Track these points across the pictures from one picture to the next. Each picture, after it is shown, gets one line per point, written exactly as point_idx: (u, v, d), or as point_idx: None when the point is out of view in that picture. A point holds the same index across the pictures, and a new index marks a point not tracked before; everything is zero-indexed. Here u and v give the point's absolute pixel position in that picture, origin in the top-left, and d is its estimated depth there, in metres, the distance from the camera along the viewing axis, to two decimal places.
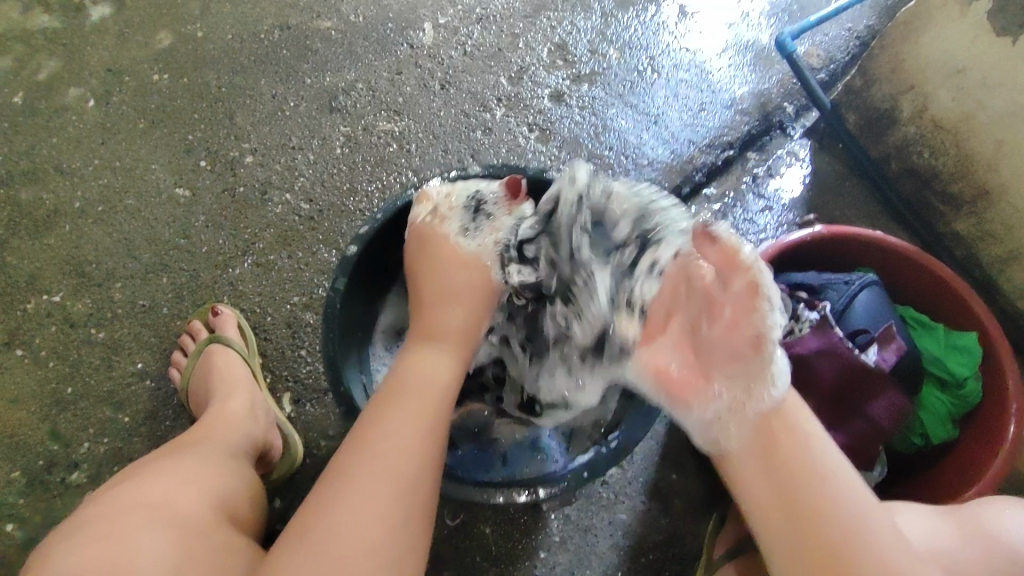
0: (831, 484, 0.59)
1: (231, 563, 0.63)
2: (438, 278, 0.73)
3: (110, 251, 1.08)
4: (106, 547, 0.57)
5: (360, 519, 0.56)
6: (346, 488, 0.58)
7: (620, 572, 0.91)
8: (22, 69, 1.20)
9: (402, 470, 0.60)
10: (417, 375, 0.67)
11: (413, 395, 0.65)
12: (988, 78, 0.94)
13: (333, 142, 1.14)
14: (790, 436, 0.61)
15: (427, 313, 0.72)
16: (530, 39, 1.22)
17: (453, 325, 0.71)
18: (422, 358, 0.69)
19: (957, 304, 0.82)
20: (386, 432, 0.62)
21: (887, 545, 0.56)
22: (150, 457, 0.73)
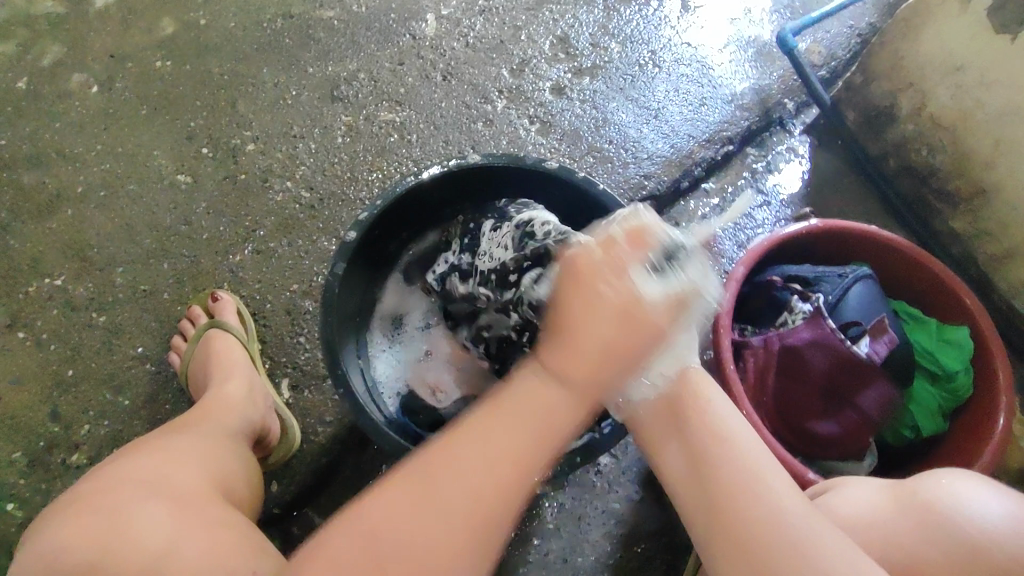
0: (733, 467, 0.57)
1: (232, 532, 0.62)
2: (604, 301, 0.53)
3: (112, 236, 1.09)
4: (96, 522, 0.59)
5: (417, 524, 0.51)
6: (421, 501, 0.52)
7: (612, 559, 0.92)
8: (26, 54, 1.20)
9: (480, 512, 0.52)
10: (525, 406, 0.54)
11: (521, 432, 0.54)
12: (986, 75, 0.94)
13: (334, 132, 1.15)
14: (711, 433, 0.60)
15: (564, 352, 0.54)
16: (532, 31, 1.22)
17: (594, 375, 0.54)
18: (530, 388, 0.55)
19: (948, 300, 0.83)
20: (476, 452, 0.53)
21: (786, 506, 0.53)
22: (149, 435, 0.75)
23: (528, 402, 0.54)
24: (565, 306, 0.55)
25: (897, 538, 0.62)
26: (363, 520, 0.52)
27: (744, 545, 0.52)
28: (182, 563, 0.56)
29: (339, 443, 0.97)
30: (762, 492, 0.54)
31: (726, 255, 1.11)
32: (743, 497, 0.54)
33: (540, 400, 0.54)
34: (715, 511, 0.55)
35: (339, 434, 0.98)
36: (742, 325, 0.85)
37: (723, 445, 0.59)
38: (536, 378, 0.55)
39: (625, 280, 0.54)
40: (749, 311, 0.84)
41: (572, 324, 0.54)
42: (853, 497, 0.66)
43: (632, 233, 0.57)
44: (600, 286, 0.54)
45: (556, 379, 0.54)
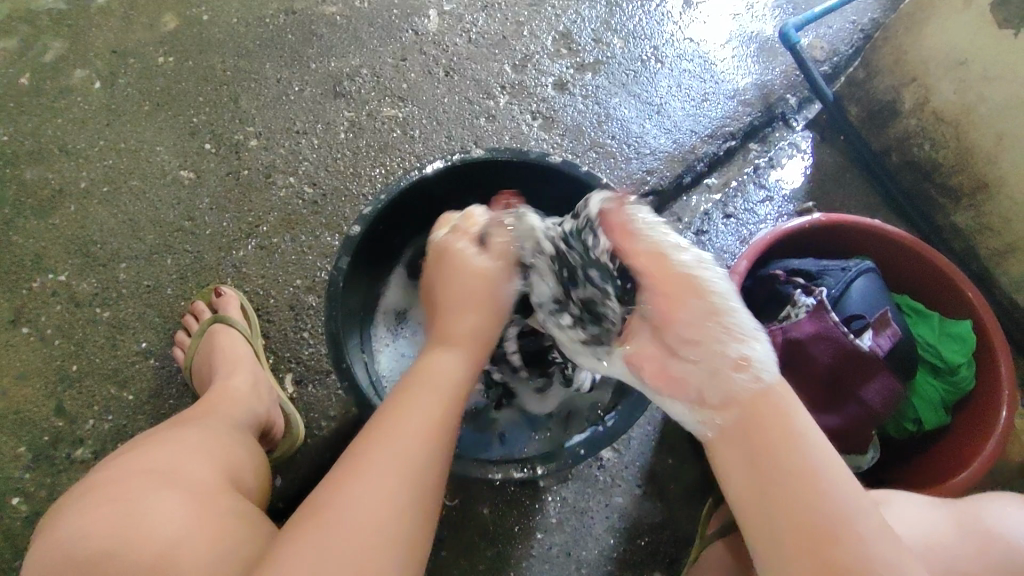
0: (822, 475, 0.55)
1: (245, 523, 0.63)
2: (485, 287, 0.71)
3: (115, 231, 1.09)
4: (108, 512, 0.59)
5: (347, 526, 0.54)
6: (351, 485, 0.56)
7: (615, 553, 0.93)
8: (27, 50, 1.20)
9: (399, 504, 0.56)
10: (432, 379, 0.65)
11: (425, 408, 0.62)
12: (989, 70, 0.94)
13: (337, 127, 1.15)
14: (784, 425, 0.57)
15: (452, 319, 0.70)
16: (534, 27, 1.22)
17: (467, 328, 0.69)
18: (432, 360, 0.67)
19: (951, 293, 0.83)
20: (396, 442, 0.59)
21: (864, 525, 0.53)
22: (157, 428, 0.75)
23: (436, 376, 0.65)
24: (440, 285, 0.73)
25: (957, 562, 0.64)
26: (321, 511, 0.55)
27: (826, 558, 0.52)
28: (192, 554, 0.57)
29: (343, 437, 0.97)
30: (832, 494, 0.54)
31: (728, 250, 1.11)
32: (825, 509, 0.53)
33: (440, 370, 0.66)
34: (795, 517, 0.54)
35: (343, 429, 0.98)
36: (746, 319, 0.85)
37: (809, 479, 0.54)
38: (433, 353, 0.68)
39: (491, 257, 0.73)
40: (752, 305, 0.85)
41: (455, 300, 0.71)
42: (910, 516, 0.66)
43: (468, 226, 0.76)
44: (466, 261, 0.73)
45: (440, 344, 0.69)
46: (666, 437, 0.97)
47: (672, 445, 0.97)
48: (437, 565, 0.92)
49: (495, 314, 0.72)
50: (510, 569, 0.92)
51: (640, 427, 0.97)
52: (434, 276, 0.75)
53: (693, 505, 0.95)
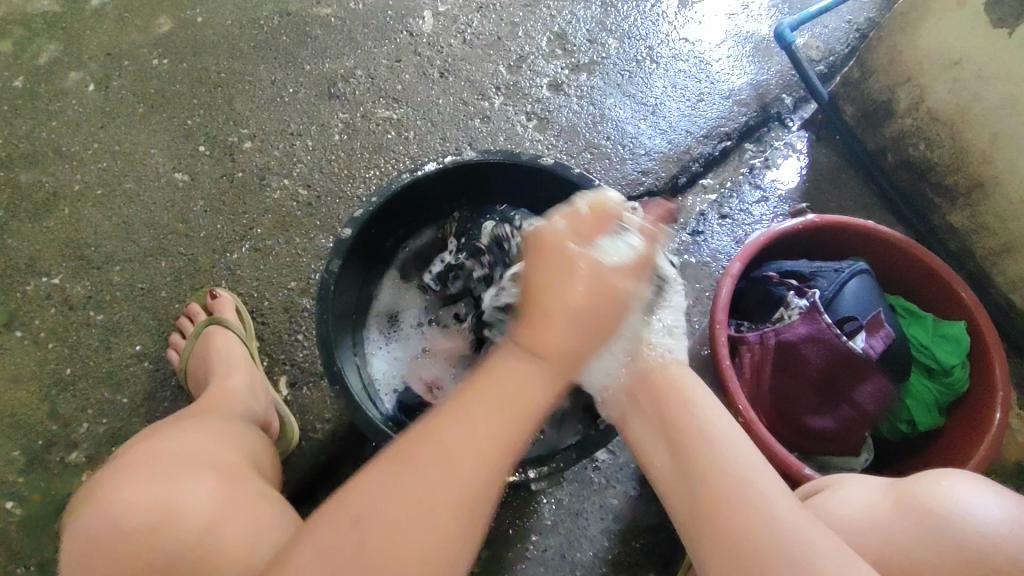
0: (731, 470, 0.56)
1: (272, 507, 0.64)
2: (626, 291, 0.60)
3: (109, 234, 1.09)
4: (152, 486, 0.60)
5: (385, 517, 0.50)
6: (399, 473, 0.52)
7: (611, 555, 0.92)
8: (22, 53, 1.20)
9: (472, 495, 0.52)
10: (508, 380, 0.56)
11: (508, 397, 0.55)
12: (983, 70, 0.94)
13: (331, 129, 1.15)
14: (683, 403, 0.64)
15: (534, 328, 0.58)
16: (529, 27, 1.22)
17: (570, 347, 0.58)
18: (509, 362, 0.57)
19: (945, 294, 0.83)
20: (468, 426, 0.53)
21: (784, 521, 0.52)
22: (171, 418, 0.76)
23: (509, 383, 0.56)
24: (535, 272, 0.61)
25: (893, 539, 0.62)
26: (339, 511, 0.51)
27: (740, 553, 0.51)
28: (235, 534, 0.58)
29: (338, 440, 0.97)
30: (754, 495, 0.53)
31: (723, 251, 1.11)
32: (737, 506, 0.53)
33: (516, 378, 0.56)
34: (708, 510, 0.55)
35: (337, 432, 0.98)
36: (739, 320, 0.85)
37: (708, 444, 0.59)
38: (506, 354, 0.58)
39: (618, 272, 0.60)
40: (746, 306, 0.84)
41: (542, 299, 0.58)
42: (848, 497, 0.65)
43: (602, 219, 0.64)
44: (578, 265, 0.60)
45: (523, 348, 0.57)
46: None
47: None
48: None
49: (610, 335, 0.61)
50: (504, 571, 0.91)
51: None
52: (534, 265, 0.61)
53: None
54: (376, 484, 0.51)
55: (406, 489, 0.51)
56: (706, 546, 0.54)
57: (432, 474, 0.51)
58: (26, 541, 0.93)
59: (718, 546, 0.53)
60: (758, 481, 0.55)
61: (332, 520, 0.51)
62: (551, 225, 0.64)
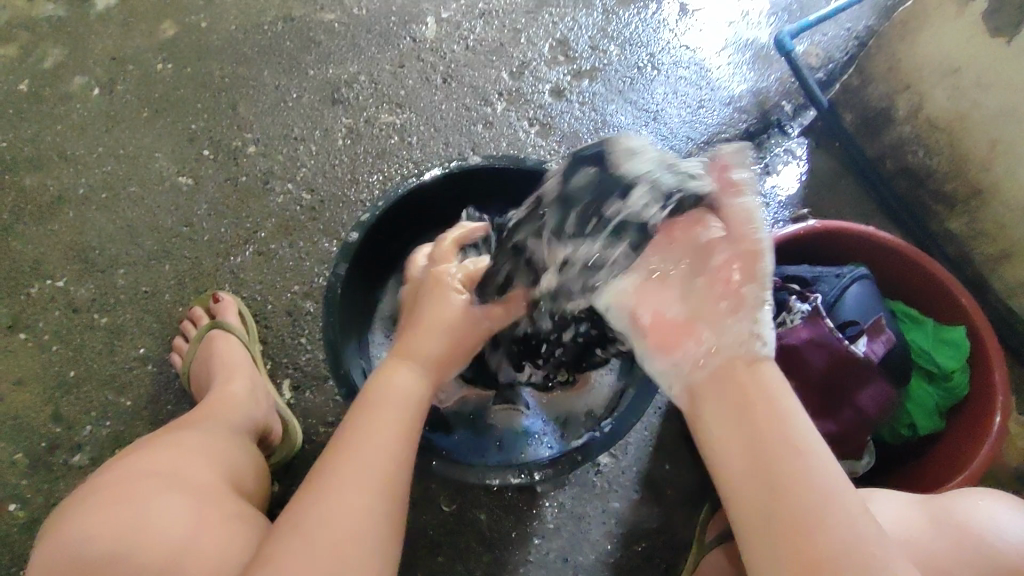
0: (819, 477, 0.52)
1: (247, 528, 0.64)
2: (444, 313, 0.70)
3: (113, 237, 1.09)
4: (119, 513, 0.60)
5: (327, 522, 0.55)
6: (317, 493, 0.58)
7: (613, 559, 0.93)
8: (27, 56, 1.21)
9: (379, 506, 0.58)
10: (394, 395, 0.66)
11: (398, 407, 0.65)
12: (982, 77, 0.95)
13: (335, 134, 1.16)
14: (787, 438, 0.54)
15: (416, 341, 0.69)
16: (532, 34, 1.23)
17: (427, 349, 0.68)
18: (394, 376, 0.67)
19: (946, 300, 0.83)
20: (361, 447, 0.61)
21: (855, 523, 0.50)
22: (160, 431, 0.76)
23: (389, 393, 0.65)
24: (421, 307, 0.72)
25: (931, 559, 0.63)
26: (294, 528, 0.56)
27: None
28: (201, 560, 0.58)
29: None
30: (841, 516, 0.50)
31: None
32: (830, 529, 0.50)
33: (399, 388, 0.66)
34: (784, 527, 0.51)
35: None
36: None
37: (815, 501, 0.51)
38: (389, 369, 0.68)
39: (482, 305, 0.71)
40: None
41: (429, 321, 0.70)
42: (882, 513, 0.66)
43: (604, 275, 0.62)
44: (449, 297, 0.71)
45: (398, 361, 0.68)
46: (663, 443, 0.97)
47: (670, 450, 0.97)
48: (434, 570, 0.92)
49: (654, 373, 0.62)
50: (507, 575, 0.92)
51: (636, 432, 0.97)
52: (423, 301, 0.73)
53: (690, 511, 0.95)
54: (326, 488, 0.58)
55: (341, 492, 0.57)
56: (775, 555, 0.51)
57: (356, 477, 0.58)
58: (28, 544, 0.93)
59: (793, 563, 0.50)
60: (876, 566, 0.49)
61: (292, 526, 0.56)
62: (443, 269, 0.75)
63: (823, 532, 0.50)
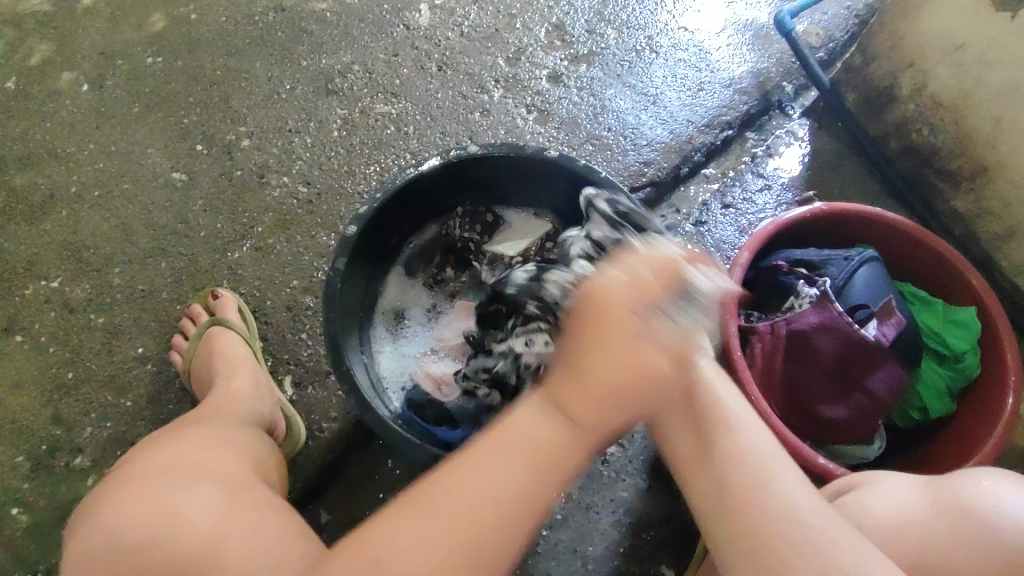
0: (748, 460, 0.55)
1: (277, 516, 0.62)
2: (619, 324, 0.49)
3: (108, 235, 1.08)
4: (153, 501, 0.59)
5: (425, 541, 0.49)
6: (423, 520, 0.50)
7: (622, 548, 0.92)
8: (14, 53, 1.19)
9: (500, 509, 0.50)
10: (531, 426, 0.51)
11: (522, 464, 0.51)
12: (986, 53, 0.93)
13: (330, 125, 1.14)
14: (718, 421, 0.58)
15: (570, 381, 0.50)
16: (528, 19, 1.21)
17: (591, 406, 0.49)
18: (532, 410, 0.52)
19: (954, 281, 0.83)
20: (484, 468, 0.51)
21: (795, 501, 0.52)
22: (178, 425, 0.75)
23: (525, 434, 0.51)
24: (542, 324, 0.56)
25: (932, 541, 0.60)
26: (368, 548, 0.50)
27: (761, 548, 0.50)
28: (237, 547, 0.56)
29: (345, 439, 0.97)
30: (773, 492, 0.52)
31: (728, 241, 1.11)
32: (761, 498, 0.52)
33: (533, 432, 0.51)
34: (725, 499, 0.54)
35: (344, 430, 0.97)
36: (749, 310, 0.85)
37: (757, 469, 0.54)
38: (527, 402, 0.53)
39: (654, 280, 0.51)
40: (756, 296, 0.84)
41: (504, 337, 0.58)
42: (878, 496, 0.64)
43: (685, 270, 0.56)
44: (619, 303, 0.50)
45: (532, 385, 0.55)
46: None
47: None
48: None
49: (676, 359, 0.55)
50: (516, 567, 0.91)
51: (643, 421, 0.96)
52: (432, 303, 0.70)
53: None
54: (414, 515, 0.50)
55: (467, 491, 0.50)
56: (710, 522, 0.55)
57: (499, 483, 0.51)
58: (32, 548, 0.93)
59: (727, 534, 0.53)
60: (775, 479, 0.53)
61: (360, 546, 0.51)
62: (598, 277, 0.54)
63: (763, 504, 0.52)
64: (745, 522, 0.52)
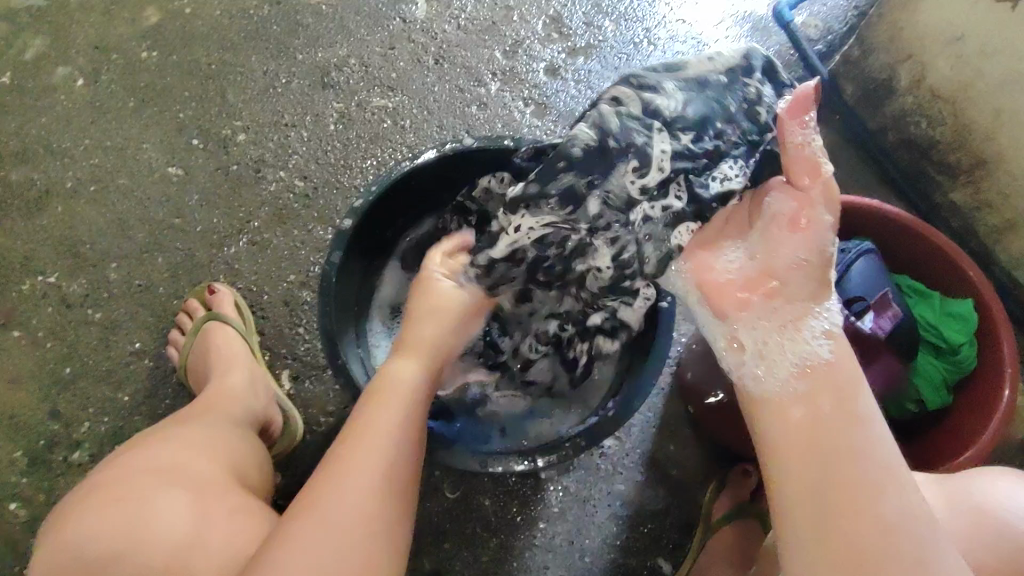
0: (876, 454, 0.56)
1: (252, 521, 0.63)
2: (436, 299, 0.75)
3: (104, 231, 1.08)
4: (120, 511, 0.60)
5: (338, 504, 0.58)
6: (331, 481, 0.60)
7: (619, 540, 0.93)
8: (9, 48, 1.18)
9: (385, 469, 0.62)
10: (403, 392, 0.68)
11: (402, 411, 0.67)
12: (986, 45, 0.92)
13: (327, 119, 1.13)
14: (845, 418, 0.58)
15: (427, 339, 0.74)
16: (525, 11, 1.20)
17: (434, 337, 0.74)
18: (397, 375, 0.70)
19: (951, 273, 0.82)
20: (365, 443, 0.63)
21: (912, 504, 0.54)
22: (160, 425, 0.75)
23: (394, 385, 0.69)
24: (417, 323, 0.75)
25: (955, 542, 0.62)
26: (295, 535, 0.56)
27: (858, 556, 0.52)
28: (201, 559, 0.58)
29: (343, 433, 0.97)
30: (893, 496, 0.54)
31: None
32: (882, 502, 0.54)
33: (401, 379, 0.70)
34: (837, 497, 0.55)
35: (343, 424, 0.98)
36: None
37: (875, 479, 0.55)
38: (393, 364, 0.72)
39: (451, 277, 0.77)
40: None
41: (416, 317, 0.75)
42: None
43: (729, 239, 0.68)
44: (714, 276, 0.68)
45: (403, 354, 0.73)
46: (667, 424, 0.97)
47: (674, 431, 0.97)
48: (442, 557, 0.91)
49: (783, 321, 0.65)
50: (514, 559, 0.91)
51: (640, 415, 0.96)
52: (420, 299, 0.76)
53: (696, 490, 0.95)
54: (318, 485, 0.60)
55: (359, 468, 0.61)
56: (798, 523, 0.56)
57: (372, 458, 0.62)
58: (30, 543, 0.93)
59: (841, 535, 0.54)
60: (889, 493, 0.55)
61: (307, 525, 0.57)
62: (434, 278, 0.77)
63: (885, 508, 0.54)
64: (858, 527, 0.53)
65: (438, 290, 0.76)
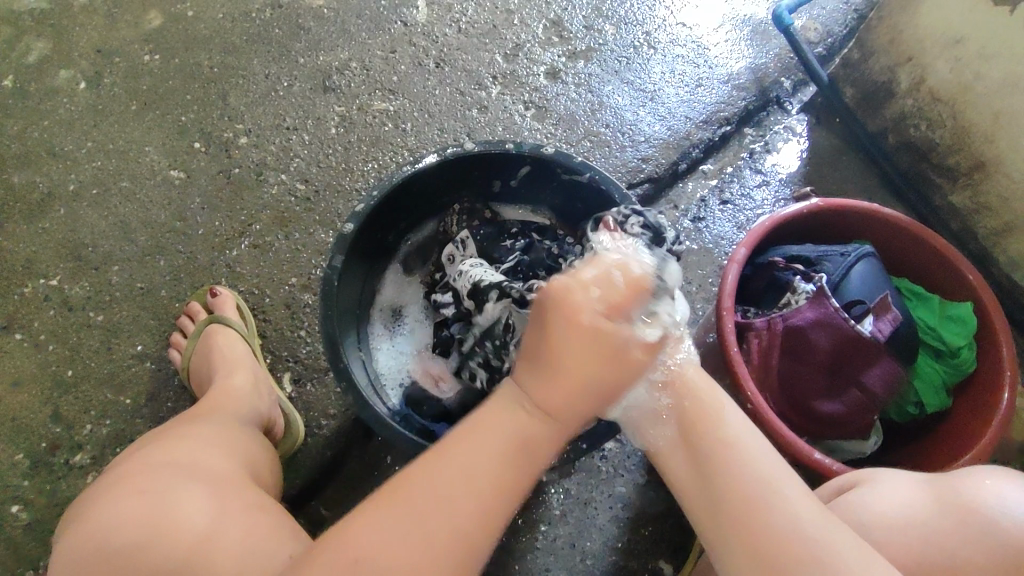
0: (746, 466, 0.56)
1: (268, 515, 0.63)
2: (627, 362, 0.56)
3: (106, 234, 1.08)
4: (143, 502, 0.60)
5: (401, 535, 0.50)
6: (399, 509, 0.51)
7: (619, 543, 0.93)
8: (11, 51, 1.18)
9: (489, 510, 0.53)
10: (501, 426, 0.55)
11: (502, 443, 0.55)
12: (985, 48, 0.93)
13: (328, 122, 1.14)
14: (707, 418, 0.61)
15: (541, 380, 0.56)
16: (525, 15, 1.21)
17: (569, 403, 0.56)
18: (504, 405, 0.57)
19: (950, 276, 0.82)
20: (457, 461, 0.53)
21: (799, 516, 0.53)
22: (172, 424, 0.76)
23: (498, 413, 0.56)
24: (550, 329, 0.55)
25: (936, 538, 0.61)
26: (347, 537, 0.50)
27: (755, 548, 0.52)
28: (225, 544, 0.57)
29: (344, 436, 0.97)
30: (776, 504, 0.54)
31: (726, 237, 1.11)
32: (767, 513, 0.53)
33: (508, 418, 0.56)
34: (725, 507, 0.55)
35: (344, 427, 0.98)
36: (745, 305, 0.85)
37: (761, 483, 0.55)
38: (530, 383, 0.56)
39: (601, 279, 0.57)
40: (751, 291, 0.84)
41: (562, 360, 0.55)
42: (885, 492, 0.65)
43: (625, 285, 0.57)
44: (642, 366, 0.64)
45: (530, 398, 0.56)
46: None
47: None
48: None
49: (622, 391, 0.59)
50: (514, 562, 0.91)
51: None
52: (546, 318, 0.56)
53: None
54: (378, 505, 0.52)
55: (432, 489, 0.52)
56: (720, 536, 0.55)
57: (478, 475, 0.53)
58: (32, 545, 0.93)
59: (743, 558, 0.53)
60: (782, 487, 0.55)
61: (355, 522, 0.51)
62: (575, 277, 0.57)
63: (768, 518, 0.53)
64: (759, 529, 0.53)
65: (576, 274, 0.57)
